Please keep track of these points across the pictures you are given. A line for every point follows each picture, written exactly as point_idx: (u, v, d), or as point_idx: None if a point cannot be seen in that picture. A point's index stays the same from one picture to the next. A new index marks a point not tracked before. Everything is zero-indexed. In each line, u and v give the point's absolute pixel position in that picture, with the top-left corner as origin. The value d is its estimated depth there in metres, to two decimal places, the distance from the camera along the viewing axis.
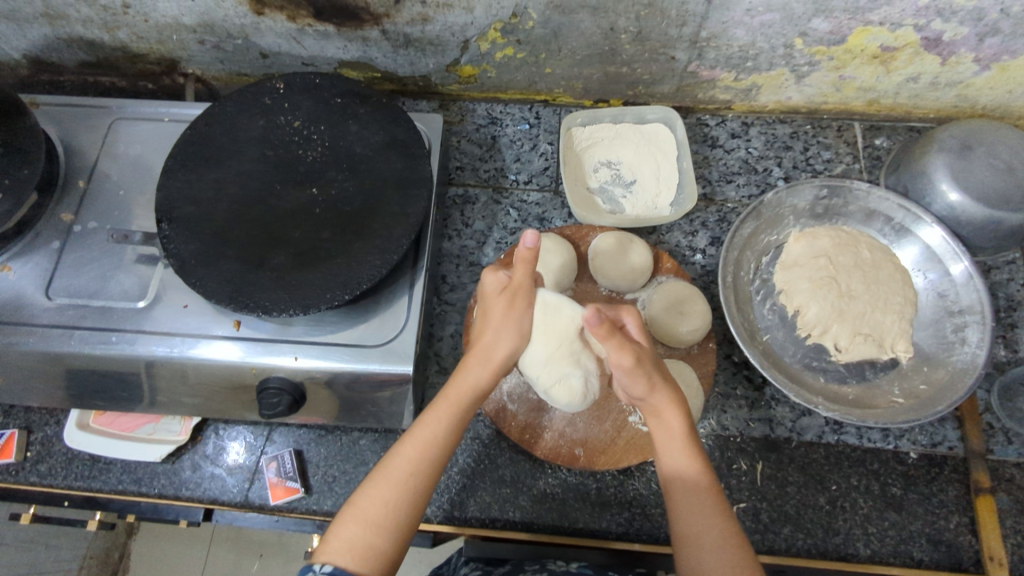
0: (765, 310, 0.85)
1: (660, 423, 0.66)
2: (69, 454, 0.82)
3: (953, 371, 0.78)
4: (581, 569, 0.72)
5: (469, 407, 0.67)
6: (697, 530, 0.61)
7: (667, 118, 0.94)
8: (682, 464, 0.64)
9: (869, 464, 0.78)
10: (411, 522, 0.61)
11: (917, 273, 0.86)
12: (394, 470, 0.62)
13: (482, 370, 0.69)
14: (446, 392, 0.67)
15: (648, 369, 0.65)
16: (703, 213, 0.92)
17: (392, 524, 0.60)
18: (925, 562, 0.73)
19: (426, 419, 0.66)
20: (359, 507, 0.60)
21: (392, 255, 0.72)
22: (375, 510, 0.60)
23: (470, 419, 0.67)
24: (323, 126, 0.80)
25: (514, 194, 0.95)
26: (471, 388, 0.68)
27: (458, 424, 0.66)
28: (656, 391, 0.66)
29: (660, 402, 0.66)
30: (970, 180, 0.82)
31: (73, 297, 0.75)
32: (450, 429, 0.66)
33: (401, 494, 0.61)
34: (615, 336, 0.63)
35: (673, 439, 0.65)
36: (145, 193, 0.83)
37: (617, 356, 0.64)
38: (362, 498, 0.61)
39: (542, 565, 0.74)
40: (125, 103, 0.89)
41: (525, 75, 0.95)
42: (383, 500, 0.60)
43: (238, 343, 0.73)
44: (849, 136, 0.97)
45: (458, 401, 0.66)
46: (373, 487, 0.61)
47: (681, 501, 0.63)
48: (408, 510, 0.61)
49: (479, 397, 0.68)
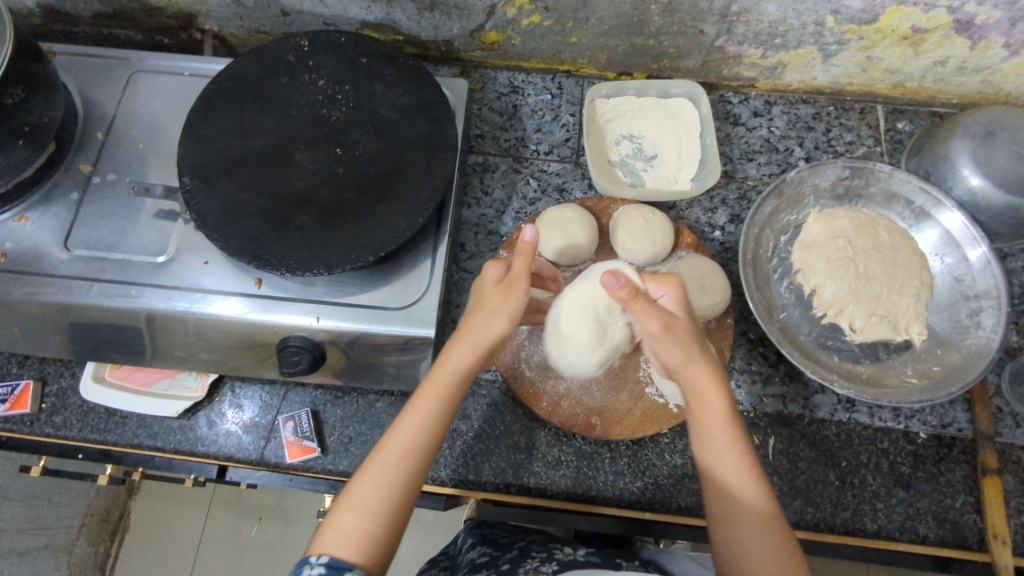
0: (782, 289, 0.86)
1: (700, 402, 0.64)
2: (85, 407, 0.82)
3: (967, 354, 0.79)
4: (588, 557, 0.74)
5: (459, 388, 0.66)
6: (733, 511, 0.61)
7: (692, 93, 0.94)
8: (722, 446, 0.63)
9: (879, 442, 0.79)
10: (404, 509, 0.61)
11: (935, 257, 0.86)
12: (385, 456, 0.62)
13: (469, 353, 0.65)
14: (432, 376, 0.65)
15: (681, 337, 0.64)
16: (723, 191, 0.92)
17: (386, 510, 0.60)
18: (931, 539, 0.74)
19: (412, 404, 0.65)
20: (352, 496, 0.60)
21: (417, 218, 0.71)
22: (368, 497, 0.60)
23: (460, 397, 0.66)
24: (348, 86, 0.79)
25: (534, 163, 0.94)
26: (457, 369, 0.65)
27: (448, 408, 0.65)
28: (691, 364, 0.64)
29: (698, 378, 0.64)
30: (993, 166, 0.82)
31: (92, 249, 0.75)
32: (439, 413, 0.64)
33: (392, 480, 0.61)
34: (640, 299, 0.63)
35: (715, 417, 0.64)
36: (165, 148, 0.82)
37: (645, 322, 0.63)
38: (356, 486, 0.61)
39: (550, 552, 0.75)
40: (145, 56, 0.87)
41: (550, 44, 0.94)
42: (371, 486, 0.60)
43: (257, 301, 0.72)
44: (871, 119, 0.97)
45: (445, 388, 0.65)
46: (366, 475, 0.61)
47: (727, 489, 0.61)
48: (401, 495, 0.61)
49: (467, 378, 0.66)
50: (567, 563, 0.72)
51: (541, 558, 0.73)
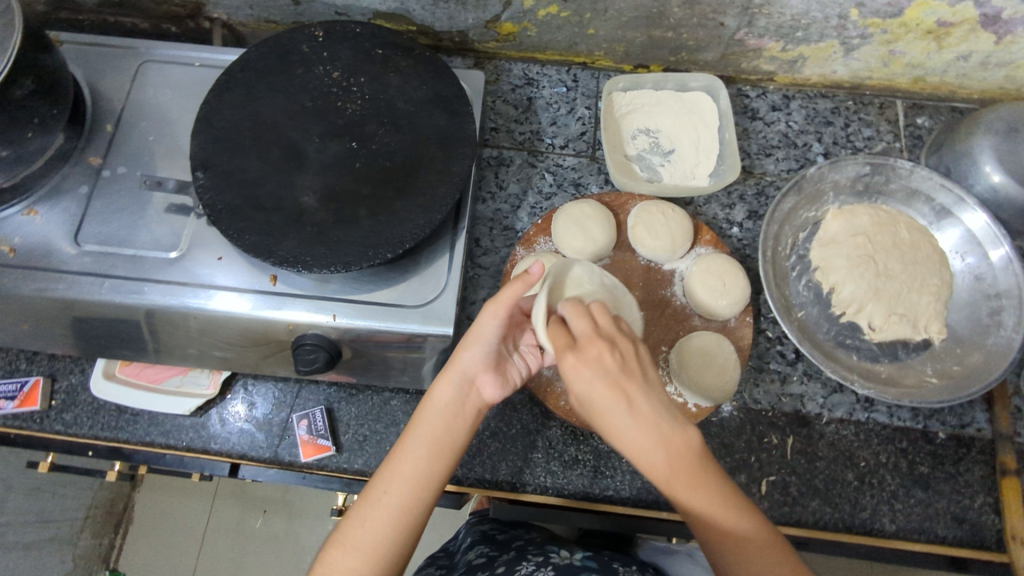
0: (800, 286, 0.85)
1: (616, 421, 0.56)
2: (95, 405, 0.80)
3: (987, 354, 0.79)
4: (585, 562, 0.77)
5: (446, 424, 0.64)
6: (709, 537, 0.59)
7: (711, 86, 0.92)
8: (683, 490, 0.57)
9: (897, 442, 0.78)
10: (393, 547, 0.60)
11: (956, 256, 0.85)
12: (372, 492, 0.62)
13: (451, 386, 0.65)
14: (419, 414, 0.65)
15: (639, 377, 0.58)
16: (741, 186, 0.91)
17: (375, 547, 0.60)
18: (949, 540, 0.74)
19: (402, 442, 0.64)
20: (341, 534, 0.61)
21: (436, 215, 0.70)
22: (358, 534, 0.60)
23: (450, 434, 0.64)
24: (364, 78, 0.77)
25: (549, 157, 0.93)
26: (440, 404, 0.65)
27: (434, 444, 0.64)
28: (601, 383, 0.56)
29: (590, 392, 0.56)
30: (1016, 163, 0.81)
31: (103, 244, 0.73)
32: (423, 448, 0.64)
33: (377, 517, 0.61)
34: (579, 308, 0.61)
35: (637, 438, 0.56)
36: (176, 141, 0.80)
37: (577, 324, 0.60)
38: (346, 524, 0.62)
39: (547, 557, 0.77)
40: (154, 46, 0.85)
41: (566, 35, 0.92)
42: (360, 524, 0.61)
43: (273, 298, 0.71)
44: (891, 113, 0.96)
45: (430, 423, 0.64)
46: (356, 512, 0.62)
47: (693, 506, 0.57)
48: (388, 534, 0.60)
49: (458, 413, 0.65)
50: (562, 568, 0.75)
51: (537, 562, 0.76)
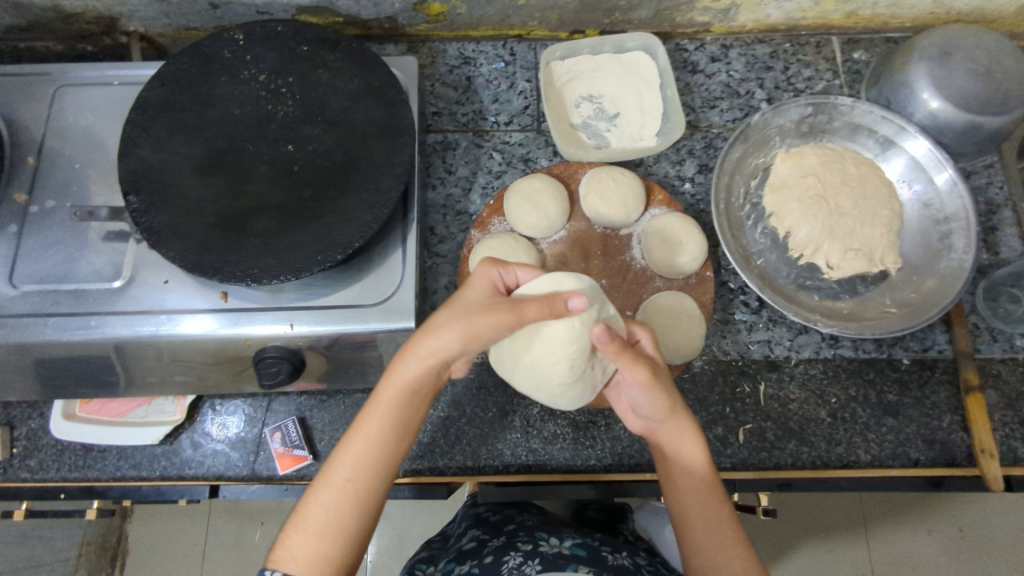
0: (757, 234, 0.85)
1: (678, 447, 0.66)
2: (59, 446, 0.79)
3: (941, 277, 0.80)
4: (574, 550, 0.77)
5: (406, 406, 0.64)
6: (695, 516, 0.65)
7: (648, 45, 0.91)
8: (695, 470, 0.65)
9: (864, 374, 0.80)
10: (358, 528, 0.62)
11: (902, 185, 0.87)
12: (333, 478, 0.62)
13: (416, 366, 0.62)
14: (379, 396, 0.63)
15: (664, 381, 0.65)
16: (689, 142, 0.91)
17: (337, 530, 0.60)
18: (922, 461, 0.77)
19: (362, 425, 0.64)
20: (302, 518, 0.61)
21: (382, 209, 0.69)
22: (318, 518, 0.61)
23: (408, 415, 0.64)
24: (291, 77, 0.75)
25: (495, 136, 0.91)
26: (402, 384, 0.62)
27: (395, 424, 0.64)
28: (673, 416, 0.65)
29: (679, 428, 0.65)
30: (952, 86, 0.81)
31: (41, 283, 0.71)
32: (387, 430, 0.63)
33: (341, 500, 0.61)
34: (627, 351, 0.60)
35: (693, 469, 0.65)
36: (104, 165, 0.77)
37: (631, 372, 0.61)
38: (306, 508, 0.62)
39: (535, 545, 0.77)
40: (67, 68, 0.81)
41: (497, 9, 0.90)
42: (323, 509, 0.61)
43: (226, 315, 0.70)
44: (827, 52, 0.96)
45: (391, 404, 0.63)
46: (315, 496, 0.62)
47: (699, 530, 0.65)
48: (352, 517, 0.61)
49: (417, 393, 0.64)
50: (551, 557, 0.75)
51: (525, 552, 0.76)
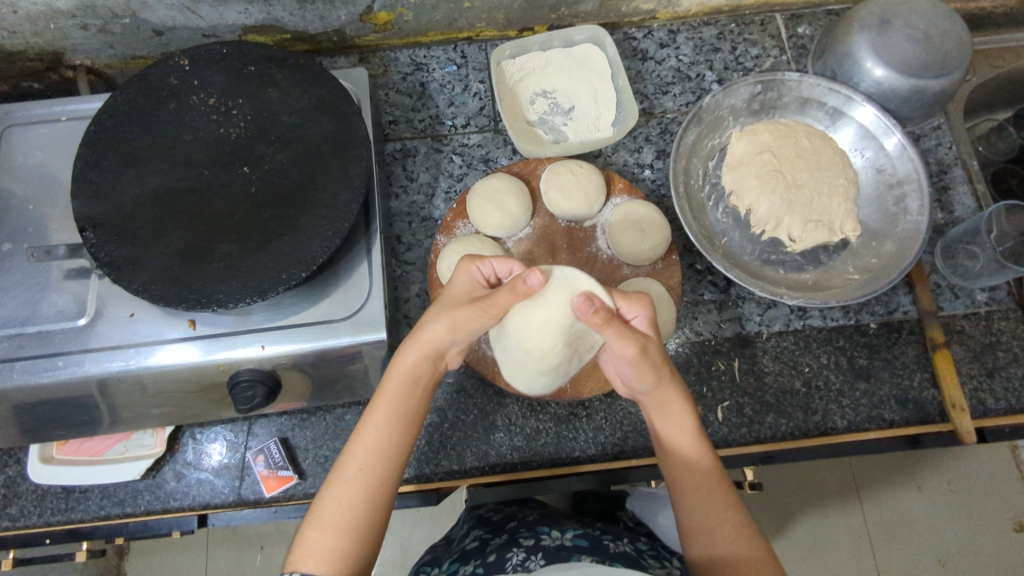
0: (719, 214, 0.87)
1: (667, 418, 0.67)
2: (39, 491, 0.78)
3: (900, 240, 0.82)
4: (576, 541, 0.76)
5: (411, 396, 0.66)
6: (692, 495, 0.65)
7: (596, 37, 0.92)
8: (689, 448, 0.66)
9: (835, 342, 0.82)
10: (374, 520, 0.61)
11: (855, 153, 0.89)
12: (345, 472, 0.62)
13: (414, 355, 0.67)
14: (384, 388, 0.66)
15: (652, 360, 0.63)
16: (645, 129, 0.92)
17: (353, 523, 0.60)
18: (897, 422, 0.79)
19: (370, 418, 0.65)
20: (319, 515, 0.61)
21: (343, 223, 0.69)
22: (334, 514, 0.60)
23: (413, 405, 0.66)
24: (241, 99, 0.74)
25: (454, 139, 0.92)
26: (403, 374, 0.66)
27: (401, 415, 0.65)
28: (661, 387, 0.66)
29: (665, 398, 0.67)
30: (893, 54, 0.83)
31: (3, 328, 0.70)
32: (394, 422, 0.65)
33: (354, 493, 0.61)
34: (614, 323, 0.61)
35: (682, 436, 0.67)
36: (59, 203, 0.76)
37: (619, 345, 0.62)
38: (320, 505, 0.61)
39: (537, 539, 0.77)
40: (12, 108, 0.80)
41: (443, 13, 0.90)
42: (337, 503, 0.61)
43: (195, 343, 0.69)
44: (772, 29, 0.98)
45: (394, 395, 0.66)
46: (329, 492, 0.62)
47: (689, 494, 0.65)
48: (367, 508, 0.61)
49: (420, 384, 0.67)
50: (552, 550, 0.74)
51: (528, 547, 0.75)
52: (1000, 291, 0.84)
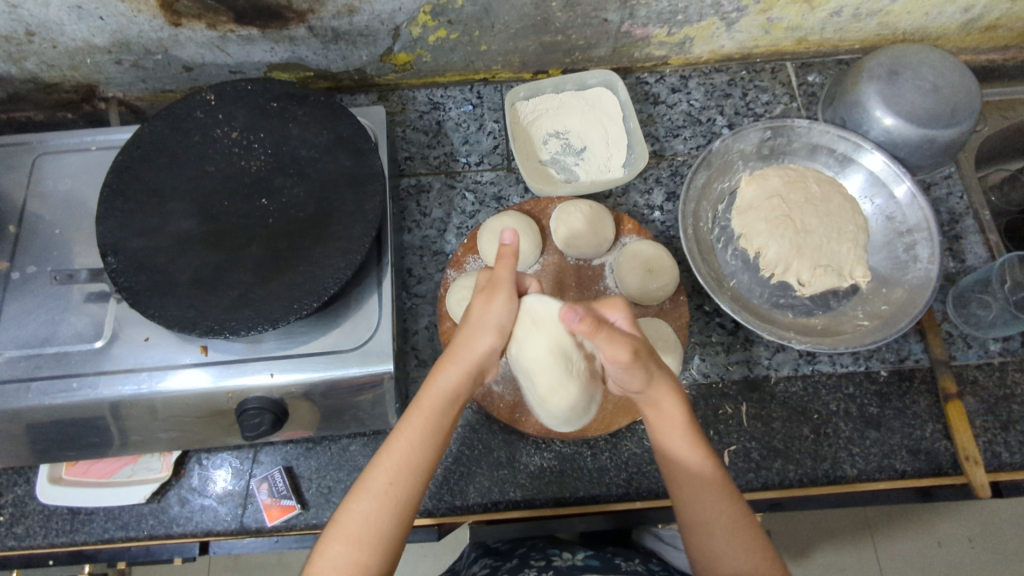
0: (729, 256, 0.87)
1: (659, 412, 0.66)
2: (46, 510, 0.79)
3: (910, 288, 0.82)
4: (587, 560, 0.75)
5: (446, 411, 0.65)
6: (696, 503, 0.63)
7: (608, 80, 0.94)
8: (686, 452, 0.65)
9: (845, 388, 0.81)
10: (398, 533, 0.60)
11: (865, 200, 0.89)
12: (374, 484, 0.61)
13: (455, 372, 0.67)
14: (420, 403, 0.65)
15: (645, 361, 0.63)
16: (655, 170, 0.93)
17: (378, 537, 0.59)
18: (908, 472, 0.77)
19: (402, 430, 0.64)
20: (341, 526, 0.60)
21: (355, 255, 0.70)
22: (357, 526, 0.59)
23: (449, 424, 0.65)
24: (262, 133, 0.77)
25: (467, 176, 0.94)
26: (442, 391, 0.66)
27: (437, 431, 0.64)
28: (653, 383, 0.65)
29: (659, 391, 0.66)
30: (902, 103, 0.84)
31: (23, 348, 0.72)
32: (429, 436, 0.64)
33: (382, 507, 0.60)
34: (603, 329, 0.62)
35: (674, 427, 0.65)
36: (85, 228, 0.79)
37: (611, 351, 0.62)
38: (343, 515, 0.60)
39: (549, 560, 0.76)
40: (46, 137, 0.83)
41: (461, 56, 0.93)
42: (362, 515, 0.60)
43: (207, 369, 0.71)
44: (783, 76, 1.00)
45: (432, 411, 0.64)
46: (354, 503, 0.61)
47: (685, 485, 0.64)
48: (393, 524, 0.60)
49: (457, 401, 0.67)
50: (565, 570, 0.73)
51: (540, 569, 0.74)
52: (1013, 342, 0.83)
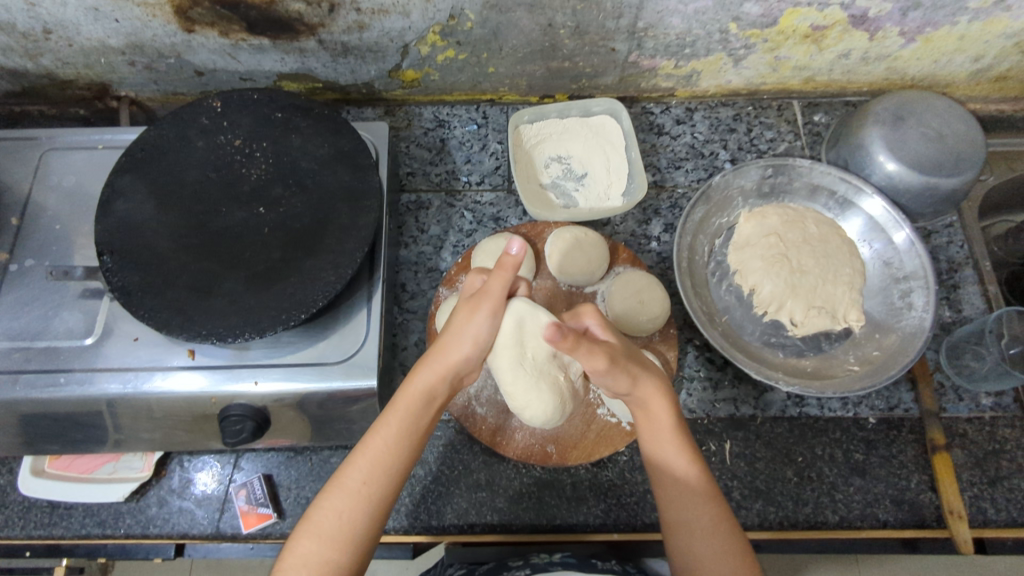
0: (722, 291, 0.86)
1: (648, 416, 0.68)
2: (26, 502, 0.80)
3: (902, 336, 0.81)
4: (564, 558, 0.74)
5: (421, 413, 0.66)
6: (683, 505, 0.64)
7: (612, 109, 0.94)
8: (672, 455, 0.66)
9: (830, 433, 0.80)
10: (371, 530, 0.61)
11: (863, 243, 0.89)
12: (349, 482, 0.62)
13: (431, 375, 0.68)
14: (398, 401, 0.66)
15: (626, 365, 0.66)
16: (655, 201, 0.93)
17: (350, 536, 0.60)
18: (891, 522, 0.76)
19: (380, 429, 0.65)
20: (313, 522, 0.60)
21: (346, 269, 0.71)
22: (330, 523, 0.60)
23: (425, 424, 0.66)
24: (265, 142, 0.78)
25: (467, 196, 0.94)
26: (420, 393, 0.67)
27: (413, 431, 0.66)
28: (638, 385, 0.67)
29: (644, 394, 0.67)
30: (905, 149, 0.84)
31: (15, 340, 0.72)
32: (404, 436, 0.65)
33: (355, 504, 0.61)
34: (581, 344, 0.63)
35: (661, 431, 0.67)
36: (85, 225, 0.80)
37: (590, 361, 0.64)
38: (316, 511, 0.61)
39: (526, 559, 0.75)
40: (55, 133, 0.85)
41: (469, 76, 0.94)
42: (336, 513, 0.60)
43: (194, 373, 0.71)
44: (789, 114, 1.00)
45: (409, 411, 0.66)
46: (327, 500, 0.62)
47: (669, 489, 0.65)
48: (364, 522, 0.61)
49: (433, 401, 0.68)
50: (540, 568, 0.72)
51: (517, 566, 0.73)
52: (1006, 397, 0.82)
